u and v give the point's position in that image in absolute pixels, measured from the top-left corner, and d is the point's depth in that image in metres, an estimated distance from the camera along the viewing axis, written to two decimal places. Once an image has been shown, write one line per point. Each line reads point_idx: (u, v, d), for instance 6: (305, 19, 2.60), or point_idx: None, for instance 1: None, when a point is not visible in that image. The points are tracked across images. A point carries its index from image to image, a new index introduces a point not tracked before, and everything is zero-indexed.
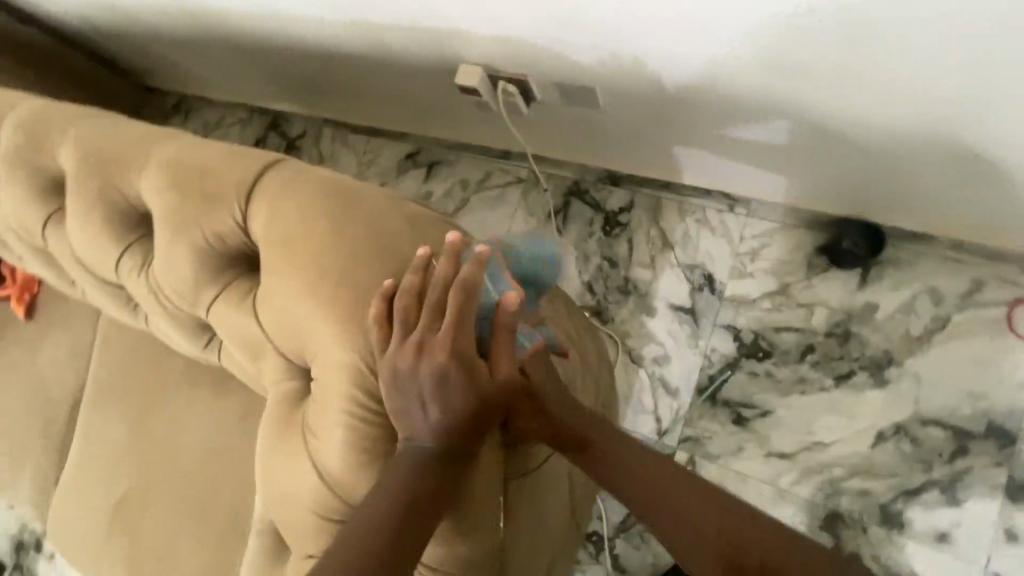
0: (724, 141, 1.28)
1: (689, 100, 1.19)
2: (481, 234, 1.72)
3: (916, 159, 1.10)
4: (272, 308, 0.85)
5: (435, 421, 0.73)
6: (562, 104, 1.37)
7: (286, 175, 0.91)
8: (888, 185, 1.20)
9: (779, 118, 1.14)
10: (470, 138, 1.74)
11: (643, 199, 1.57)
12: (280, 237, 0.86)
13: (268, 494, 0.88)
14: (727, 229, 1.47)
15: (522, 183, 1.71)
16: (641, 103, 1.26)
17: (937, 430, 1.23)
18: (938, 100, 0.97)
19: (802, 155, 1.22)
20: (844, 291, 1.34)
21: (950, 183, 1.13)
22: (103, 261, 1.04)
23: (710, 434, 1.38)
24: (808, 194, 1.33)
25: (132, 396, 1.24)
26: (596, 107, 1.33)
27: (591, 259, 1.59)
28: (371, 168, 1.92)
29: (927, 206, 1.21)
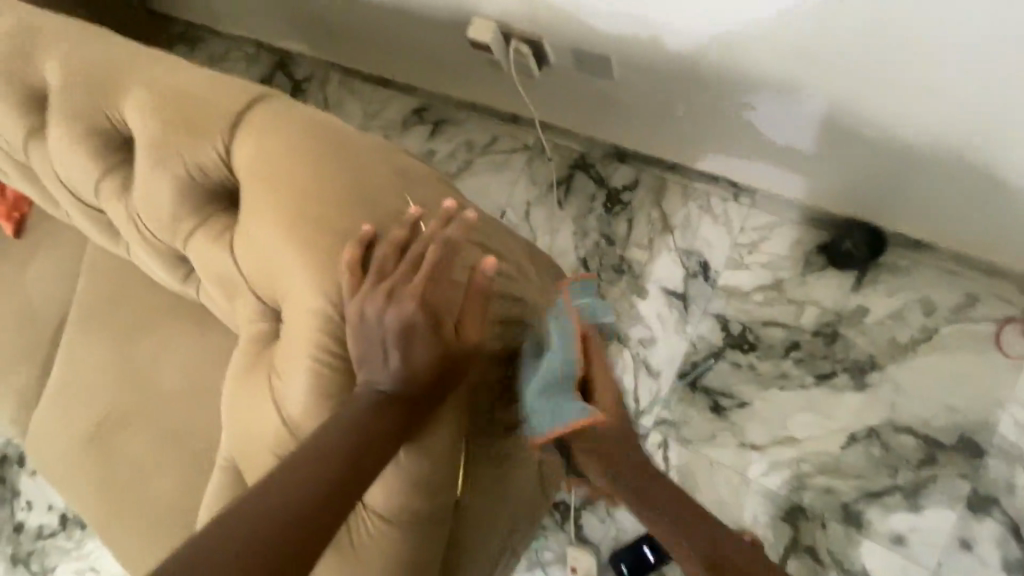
0: (737, 127, 1.24)
1: (706, 79, 1.15)
2: (480, 199, 1.69)
3: (929, 165, 1.08)
4: (250, 246, 0.84)
5: (394, 369, 0.73)
6: (576, 71, 1.33)
7: (279, 114, 0.89)
8: (897, 188, 1.17)
9: (794, 107, 1.10)
10: (479, 98, 1.69)
11: (647, 179, 1.54)
12: (266, 176, 0.84)
13: (238, 432, 0.89)
14: (729, 218, 1.45)
15: (527, 150, 1.68)
16: (656, 78, 1.22)
17: (909, 437, 1.24)
18: (963, 108, 0.94)
19: (812, 150, 1.19)
20: (838, 292, 1.33)
21: (960, 194, 1.10)
22: (89, 186, 1.02)
23: (686, 419, 1.40)
24: (811, 189, 1.31)
25: (116, 324, 1.24)
26: (610, 78, 1.29)
27: (588, 234, 1.57)
28: (376, 118, 1.87)
29: (933, 215, 1.19)
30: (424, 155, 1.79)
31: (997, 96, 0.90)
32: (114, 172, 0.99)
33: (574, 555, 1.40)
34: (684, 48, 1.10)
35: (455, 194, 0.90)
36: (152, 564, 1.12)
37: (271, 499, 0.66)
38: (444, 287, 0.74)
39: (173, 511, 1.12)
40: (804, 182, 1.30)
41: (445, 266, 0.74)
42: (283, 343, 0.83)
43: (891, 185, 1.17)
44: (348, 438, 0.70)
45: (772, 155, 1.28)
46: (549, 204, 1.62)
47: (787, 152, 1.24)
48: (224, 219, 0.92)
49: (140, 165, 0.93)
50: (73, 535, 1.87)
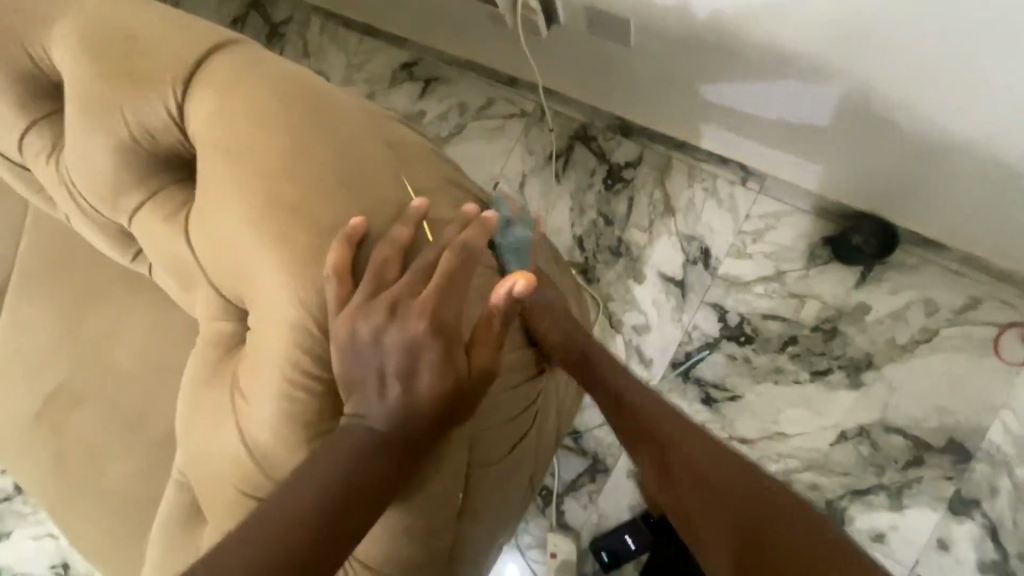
0: (754, 109, 1.16)
1: (728, 54, 1.05)
2: (472, 168, 1.58)
3: (951, 169, 1.01)
4: (210, 230, 0.74)
5: (393, 401, 0.66)
6: (587, 33, 1.21)
7: (248, 68, 0.77)
8: (914, 188, 1.11)
9: (817, 93, 1.03)
10: (475, 56, 1.56)
11: (652, 157, 1.45)
12: (233, 142, 0.73)
13: (196, 424, 0.80)
14: (735, 203, 1.38)
15: (525, 118, 1.56)
16: (675, 48, 1.12)
17: (898, 438, 1.23)
18: (981, 108, 0.88)
19: (825, 139, 1.13)
20: (840, 287, 1.29)
21: (979, 201, 1.05)
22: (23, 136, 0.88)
23: (677, 410, 1.36)
24: (823, 180, 1.24)
25: (65, 290, 1.12)
26: (625, 44, 1.18)
27: (586, 212, 1.48)
28: (361, 72, 1.72)
29: (948, 218, 1.14)
30: (413, 116, 1.66)
31: (1014, 96, 0.83)
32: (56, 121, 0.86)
33: (554, 541, 1.37)
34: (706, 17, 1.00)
35: (453, 171, 0.81)
36: (108, 548, 1.05)
37: (264, 539, 0.63)
38: (456, 303, 0.67)
39: (130, 494, 1.04)
40: (815, 173, 1.23)
41: (461, 277, 0.67)
42: (251, 332, 0.73)
43: (908, 184, 1.11)
44: (342, 476, 0.65)
45: (781, 140, 1.20)
46: (545, 177, 1.52)
47: (804, 140, 1.16)
48: (179, 184, 0.82)
49: (78, 114, 0.80)
50: (30, 500, 1.79)
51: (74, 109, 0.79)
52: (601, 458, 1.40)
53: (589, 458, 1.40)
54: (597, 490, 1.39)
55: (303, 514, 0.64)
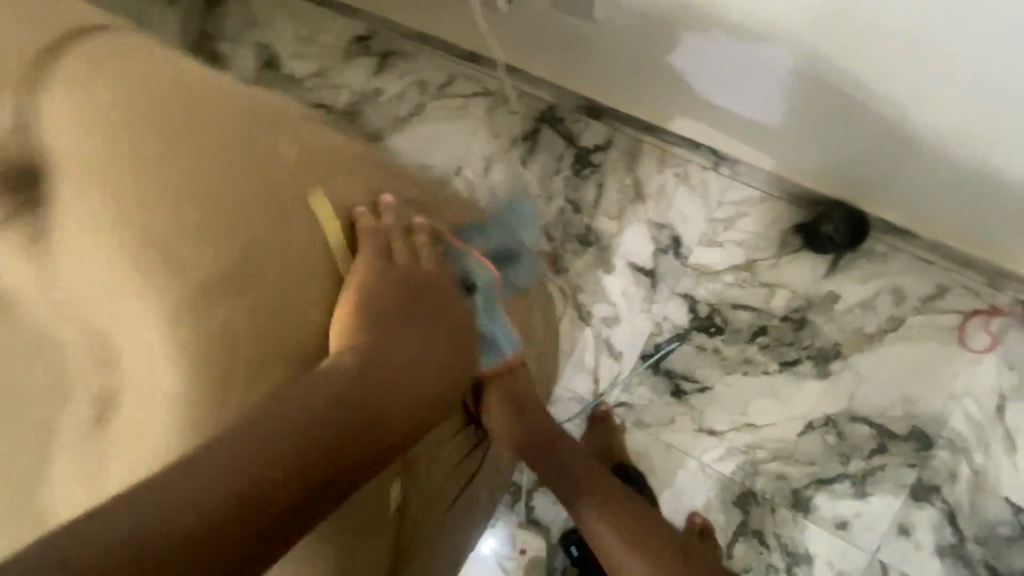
0: (724, 90, 1.10)
1: (696, 30, 0.98)
2: (434, 151, 1.50)
3: (925, 156, 0.98)
4: (83, 242, 0.74)
5: (406, 361, 0.74)
6: (550, 6, 1.12)
7: (179, 108, 0.80)
8: (887, 175, 1.08)
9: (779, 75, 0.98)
10: (435, 30, 1.45)
11: (622, 141, 1.39)
12: (155, 158, 0.75)
13: (113, 454, 0.72)
14: (707, 189, 1.33)
15: (488, 98, 1.47)
16: (642, 25, 1.04)
17: (864, 427, 1.23)
18: (947, 96, 0.84)
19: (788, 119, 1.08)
20: (811, 276, 1.27)
21: (952, 188, 1.02)
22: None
23: (646, 402, 1.34)
24: (792, 162, 1.20)
25: None
26: (589, 18, 1.10)
27: (553, 199, 1.41)
28: (313, 46, 1.60)
29: (920, 204, 1.11)
30: (369, 95, 1.55)
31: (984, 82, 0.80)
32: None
33: (524, 537, 1.35)
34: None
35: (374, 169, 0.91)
36: None
37: (208, 486, 0.58)
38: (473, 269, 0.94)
39: None
40: (785, 155, 1.19)
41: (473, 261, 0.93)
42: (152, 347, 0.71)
43: (881, 171, 1.08)
44: (322, 446, 0.65)
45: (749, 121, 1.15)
46: (511, 162, 1.45)
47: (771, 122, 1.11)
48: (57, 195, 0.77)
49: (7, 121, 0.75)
50: None
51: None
52: None
53: None
54: None
55: (218, 487, 0.59)
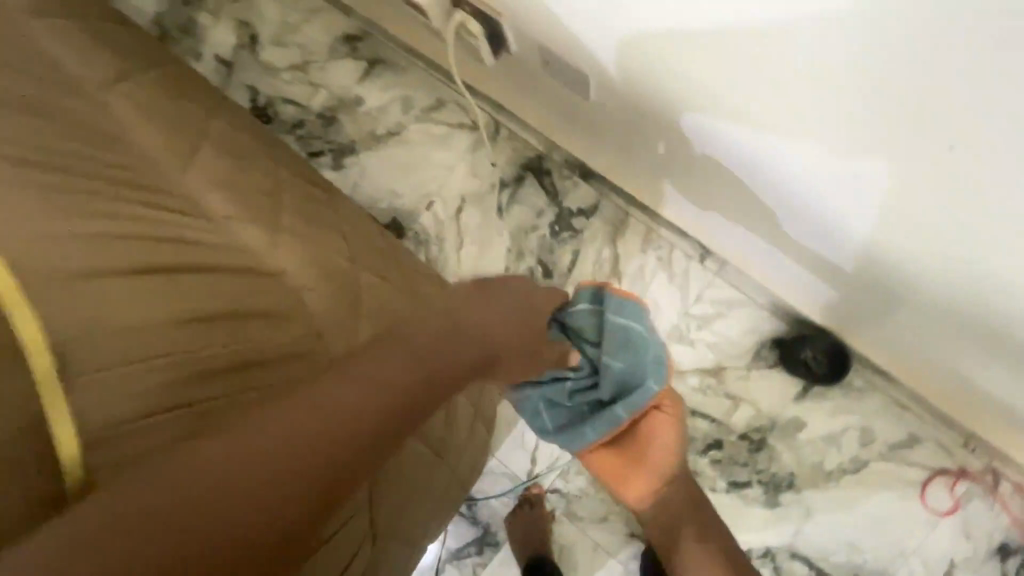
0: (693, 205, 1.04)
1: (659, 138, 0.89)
2: (407, 178, 1.36)
3: (873, 323, 0.94)
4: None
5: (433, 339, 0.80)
6: (542, 73, 0.93)
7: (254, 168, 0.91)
8: (882, 333, 0.96)
9: (650, 146, 0.95)
10: (427, 49, 1.31)
11: (607, 210, 1.27)
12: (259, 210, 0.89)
13: None
14: (687, 281, 1.23)
15: (473, 133, 1.34)
16: (611, 131, 0.99)
17: (802, 566, 1.15)
18: (775, 104, 0.60)
19: (768, 214, 0.85)
20: (779, 397, 1.17)
21: (906, 357, 0.98)
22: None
23: (581, 494, 1.25)
24: (908, 261, 0.69)
25: None
26: (586, 99, 0.92)
27: (525, 257, 1.30)
28: (295, 36, 1.46)
29: (921, 371, 0.99)
30: (348, 102, 1.41)
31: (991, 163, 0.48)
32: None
33: None
34: (633, 89, 0.79)
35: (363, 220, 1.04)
36: None
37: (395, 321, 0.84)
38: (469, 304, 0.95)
39: None
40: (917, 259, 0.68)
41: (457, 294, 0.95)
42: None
43: (880, 325, 0.93)
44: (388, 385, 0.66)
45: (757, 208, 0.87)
46: (486, 208, 1.33)
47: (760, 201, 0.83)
48: None
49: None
50: None
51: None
52: (492, 530, 1.28)
53: (480, 528, 1.28)
54: (484, 564, 1.27)
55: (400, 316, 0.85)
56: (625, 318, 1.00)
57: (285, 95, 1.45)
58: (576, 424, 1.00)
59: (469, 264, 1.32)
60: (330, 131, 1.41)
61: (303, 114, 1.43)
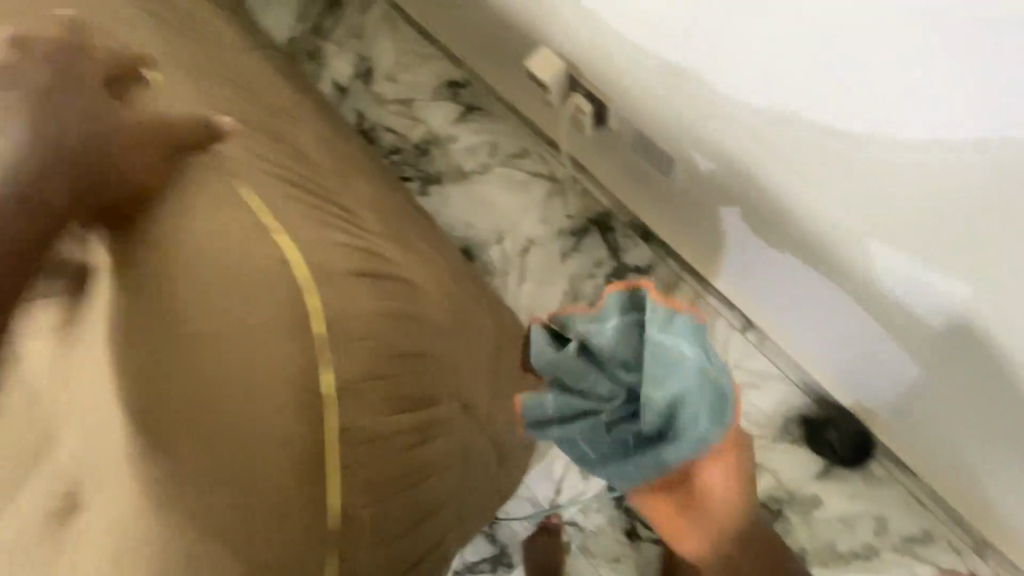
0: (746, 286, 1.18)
1: (728, 222, 1.03)
2: (483, 213, 1.51)
3: (905, 416, 1.04)
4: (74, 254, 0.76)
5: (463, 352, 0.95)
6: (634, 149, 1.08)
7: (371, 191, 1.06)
8: (912, 426, 1.05)
9: (716, 221, 1.07)
10: (522, 105, 1.48)
11: (662, 271, 1.39)
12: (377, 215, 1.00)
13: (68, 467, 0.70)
14: (727, 347, 1.32)
15: (550, 183, 1.49)
16: (683, 204, 1.12)
17: None
18: (810, 169, 0.78)
19: (826, 304, 0.99)
20: (801, 472, 1.24)
21: (928, 451, 1.05)
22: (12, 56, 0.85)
23: (597, 532, 1.32)
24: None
25: None
26: (668, 176, 1.06)
27: (579, 301, 1.42)
28: (406, 74, 1.65)
29: (941, 468, 1.06)
30: (442, 138, 1.58)
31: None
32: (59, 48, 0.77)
33: None
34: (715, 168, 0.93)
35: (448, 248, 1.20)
36: None
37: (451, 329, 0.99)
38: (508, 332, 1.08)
39: None
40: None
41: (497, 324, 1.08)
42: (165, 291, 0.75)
43: (909, 419, 1.04)
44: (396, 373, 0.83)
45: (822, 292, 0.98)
46: (550, 251, 1.46)
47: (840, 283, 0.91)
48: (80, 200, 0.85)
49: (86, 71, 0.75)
50: None
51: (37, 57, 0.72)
52: (507, 551, 1.35)
53: (496, 547, 1.35)
54: None
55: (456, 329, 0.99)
56: (677, 326, 0.89)
57: (387, 124, 1.63)
58: (619, 460, 0.95)
59: (527, 299, 1.44)
60: (421, 162, 1.58)
61: (400, 142, 1.61)
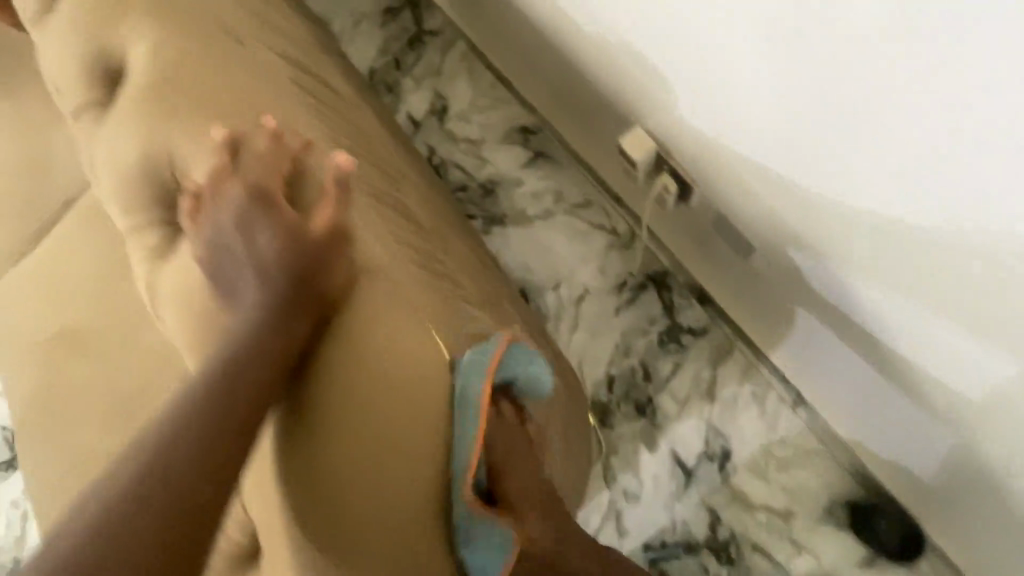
0: (803, 362, 1.20)
1: (798, 305, 1.07)
2: (543, 258, 1.55)
3: (962, 512, 1.05)
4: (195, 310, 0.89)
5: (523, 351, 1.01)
6: (712, 226, 1.13)
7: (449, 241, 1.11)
8: (970, 523, 1.05)
9: (786, 300, 1.09)
10: (592, 159, 1.52)
11: (715, 336, 1.40)
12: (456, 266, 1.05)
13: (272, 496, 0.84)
14: (776, 421, 1.32)
15: (611, 237, 1.52)
16: (752, 280, 1.15)
17: None
18: (860, 237, 0.80)
19: (885, 390, 1.02)
20: (843, 558, 1.23)
21: (987, 549, 1.06)
22: (144, 99, 0.90)
23: None
24: None
25: (111, 248, 1.15)
26: (745, 254, 1.10)
27: (630, 355, 1.43)
28: (479, 115, 1.72)
29: (996, 566, 1.07)
30: (509, 181, 1.64)
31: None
32: (223, 116, 0.88)
33: None
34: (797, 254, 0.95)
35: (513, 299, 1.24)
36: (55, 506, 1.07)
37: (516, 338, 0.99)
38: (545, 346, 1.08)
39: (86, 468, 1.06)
40: None
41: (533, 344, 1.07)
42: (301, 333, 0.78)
43: (966, 515, 1.05)
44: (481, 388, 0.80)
45: (871, 376, 1.03)
46: (605, 303, 1.48)
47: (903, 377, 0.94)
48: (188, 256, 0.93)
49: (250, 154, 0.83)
50: None
51: (215, 139, 0.84)
52: None
53: None
54: None
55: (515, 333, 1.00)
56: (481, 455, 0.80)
57: (456, 161, 1.69)
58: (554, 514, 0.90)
59: (578, 349, 1.47)
60: (486, 201, 1.63)
61: (468, 180, 1.67)
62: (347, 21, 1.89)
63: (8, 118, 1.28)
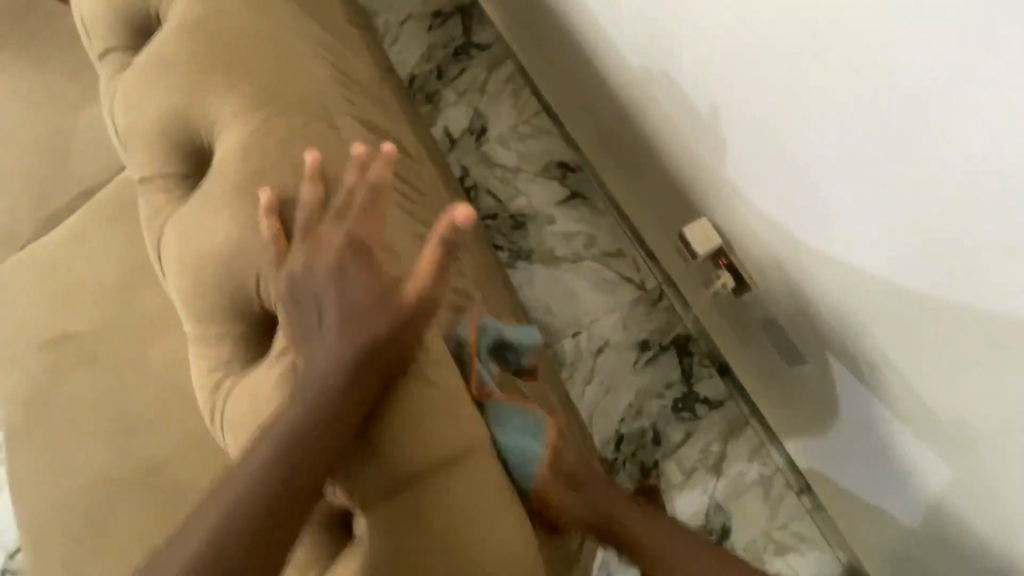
0: (821, 460, 1.19)
1: (828, 409, 1.06)
2: (566, 304, 1.52)
3: None
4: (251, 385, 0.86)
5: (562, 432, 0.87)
6: (757, 318, 1.13)
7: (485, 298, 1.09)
8: None
9: (816, 399, 1.08)
10: (630, 208, 1.49)
11: (730, 411, 1.39)
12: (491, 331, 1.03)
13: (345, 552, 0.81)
14: (779, 505, 1.32)
15: (638, 293, 1.50)
16: (784, 372, 1.15)
17: None
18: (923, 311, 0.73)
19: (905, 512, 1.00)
20: None
21: None
22: (223, 124, 0.89)
23: None
24: None
25: (134, 257, 1.12)
26: (787, 353, 1.09)
27: (641, 417, 1.42)
28: (518, 141, 1.67)
29: None
30: (540, 217, 1.59)
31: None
32: (295, 151, 0.86)
33: None
34: (839, 364, 0.95)
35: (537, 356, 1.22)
36: (40, 517, 1.03)
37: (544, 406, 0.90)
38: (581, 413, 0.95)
39: (80, 481, 1.03)
40: None
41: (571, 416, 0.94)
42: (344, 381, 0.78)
43: None
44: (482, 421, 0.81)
45: (890, 488, 1.01)
46: (623, 358, 1.46)
47: (920, 497, 0.93)
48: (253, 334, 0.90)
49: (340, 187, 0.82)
50: None
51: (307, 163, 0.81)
52: None
53: None
54: None
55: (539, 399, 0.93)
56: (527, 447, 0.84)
57: (490, 187, 1.64)
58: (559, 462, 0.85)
59: (590, 402, 1.44)
60: (516, 234, 1.59)
61: (499, 208, 1.62)
62: (393, 19, 1.81)
63: (45, 107, 1.25)
